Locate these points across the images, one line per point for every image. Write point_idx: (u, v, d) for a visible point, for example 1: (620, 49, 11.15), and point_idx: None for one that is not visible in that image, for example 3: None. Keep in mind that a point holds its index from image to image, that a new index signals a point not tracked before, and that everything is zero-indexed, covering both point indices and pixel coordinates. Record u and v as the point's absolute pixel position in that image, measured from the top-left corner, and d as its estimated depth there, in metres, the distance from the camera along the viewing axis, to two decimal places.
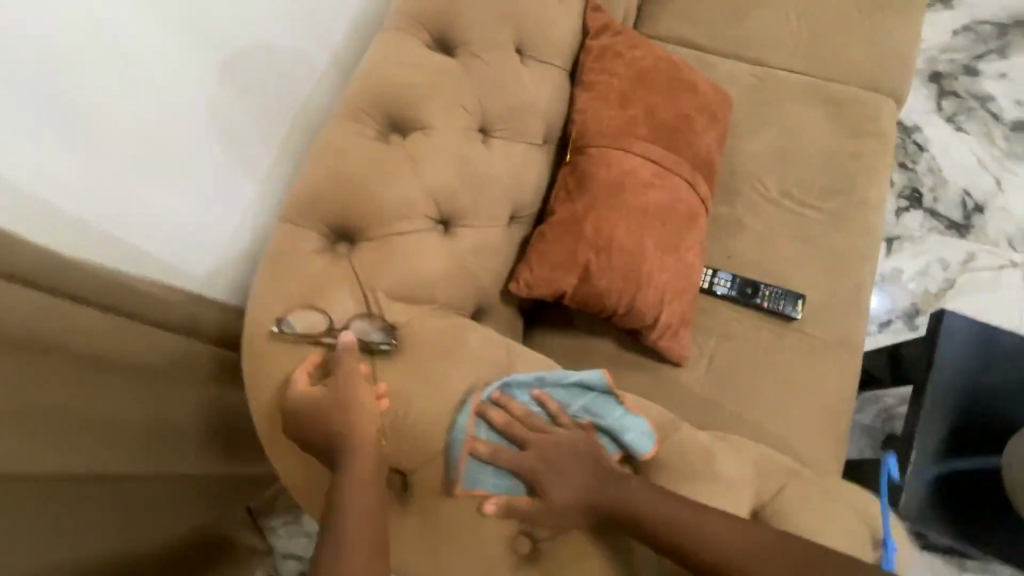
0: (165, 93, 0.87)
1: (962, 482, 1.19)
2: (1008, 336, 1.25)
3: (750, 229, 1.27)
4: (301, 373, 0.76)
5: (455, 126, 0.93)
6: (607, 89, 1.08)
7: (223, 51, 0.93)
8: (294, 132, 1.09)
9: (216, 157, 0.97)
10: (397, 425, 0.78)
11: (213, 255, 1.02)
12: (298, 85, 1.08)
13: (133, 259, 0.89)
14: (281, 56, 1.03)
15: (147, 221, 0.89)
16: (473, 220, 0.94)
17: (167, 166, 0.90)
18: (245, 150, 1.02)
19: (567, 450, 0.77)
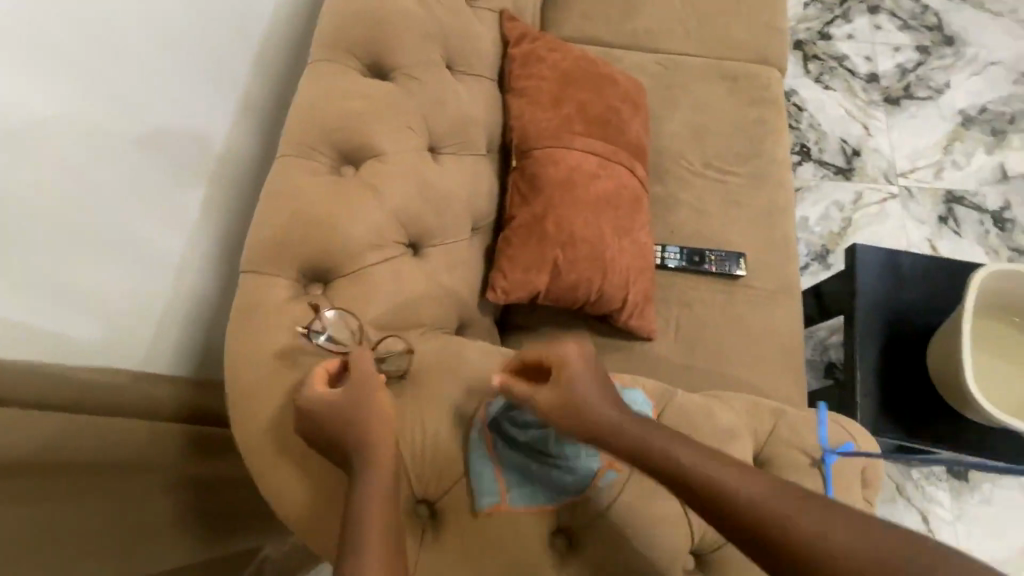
0: (57, 152, 0.77)
1: (904, 388, 1.34)
2: (910, 257, 1.44)
3: (685, 202, 1.37)
4: (319, 371, 0.74)
5: (406, 148, 0.93)
6: (538, 93, 1.13)
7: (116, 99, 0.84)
8: (203, 185, 1.03)
9: (121, 218, 0.87)
10: (413, 453, 0.78)
11: (125, 327, 0.92)
12: (199, 132, 1.00)
13: (37, 343, 0.78)
14: (179, 101, 0.95)
15: (56, 302, 0.80)
16: (441, 236, 0.94)
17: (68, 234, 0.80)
18: (151, 207, 0.93)
19: (592, 382, 0.75)
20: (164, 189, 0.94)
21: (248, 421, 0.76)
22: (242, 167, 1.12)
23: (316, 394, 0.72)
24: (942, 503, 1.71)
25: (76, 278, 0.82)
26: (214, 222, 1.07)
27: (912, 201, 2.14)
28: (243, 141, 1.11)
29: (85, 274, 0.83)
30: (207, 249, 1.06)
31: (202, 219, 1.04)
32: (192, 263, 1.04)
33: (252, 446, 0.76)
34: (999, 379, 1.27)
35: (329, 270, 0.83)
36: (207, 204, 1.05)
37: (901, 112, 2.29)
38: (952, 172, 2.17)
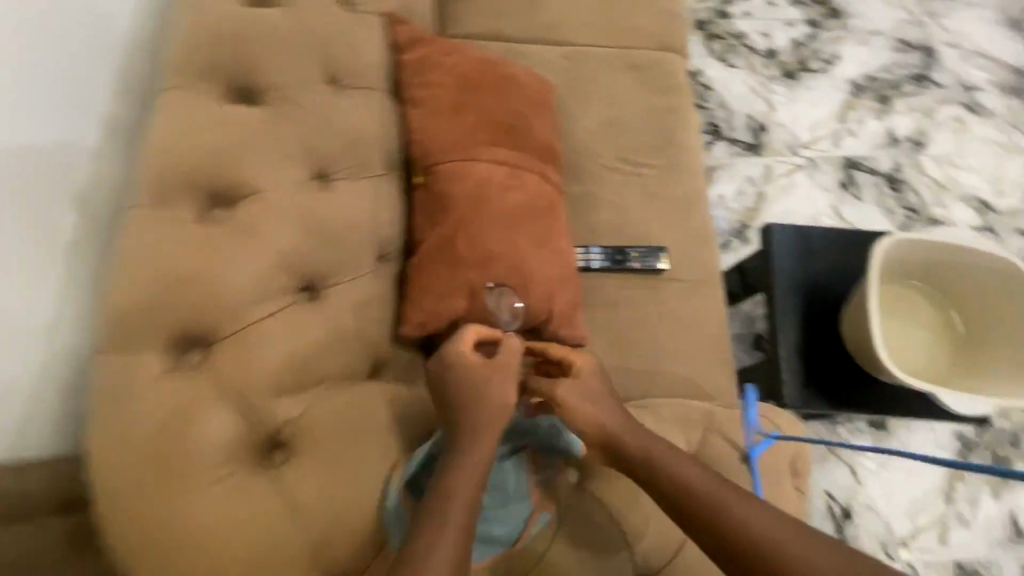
0: None
1: (822, 359, 1.41)
2: (819, 232, 1.50)
3: (603, 200, 1.35)
4: (470, 333, 0.85)
5: (287, 181, 0.83)
6: (436, 102, 1.05)
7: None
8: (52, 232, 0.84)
9: None
10: (329, 522, 0.71)
11: None
12: (43, 148, 0.86)
13: None
14: None
15: None
16: (339, 273, 0.86)
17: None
18: None
19: (597, 389, 0.90)
20: None
21: (119, 520, 0.64)
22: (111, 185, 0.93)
23: (463, 355, 0.82)
24: (866, 454, 1.83)
25: None
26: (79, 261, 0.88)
27: (816, 171, 2.25)
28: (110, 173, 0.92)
29: None
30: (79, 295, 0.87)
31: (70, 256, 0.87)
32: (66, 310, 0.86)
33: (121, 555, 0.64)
34: (908, 348, 1.33)
35: (209, 333, 0.73)
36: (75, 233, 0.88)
37: (799, 85, 2.39)
38: (848, 140, 2.30)
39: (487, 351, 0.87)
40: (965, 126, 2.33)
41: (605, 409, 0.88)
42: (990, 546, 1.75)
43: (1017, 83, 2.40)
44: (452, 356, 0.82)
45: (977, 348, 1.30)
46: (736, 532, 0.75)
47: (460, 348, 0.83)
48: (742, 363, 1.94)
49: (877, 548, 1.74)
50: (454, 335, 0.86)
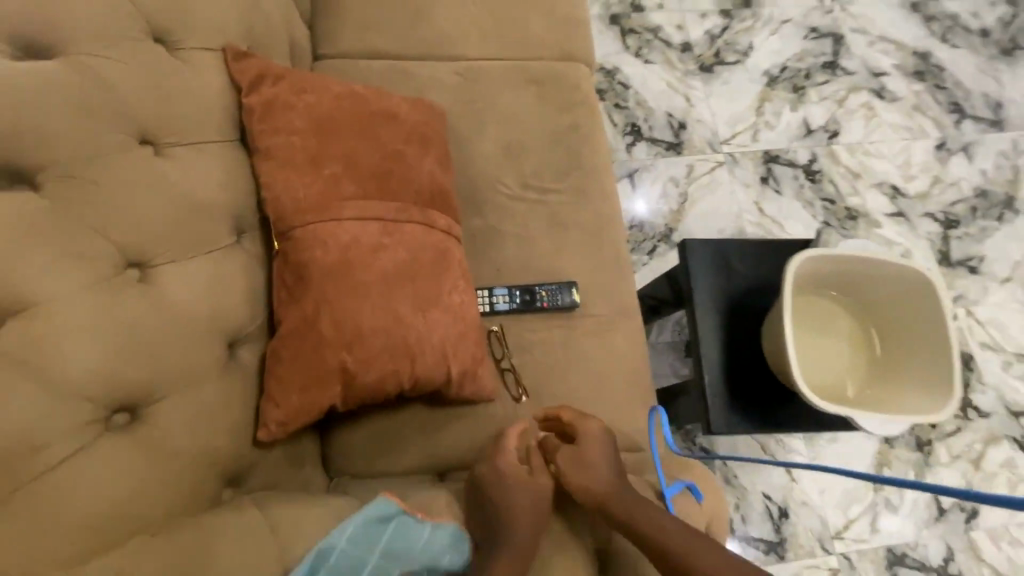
0: None
1: (747, 376, 1.37)
2: (735, 243, 1.45)
3: (506, 234, 1.25)
4: (490, 378, 1.10)
5: (82, 281, 0.67)
6: (289, 154, 0.91)
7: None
8: None
9: None
10: None
11: None
12: None
13: None
14: None
15: None
16: (167, 382, 0.72)
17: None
18: None
19: (597, 441, 0.94)
20: None
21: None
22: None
23: (486, 392, 1.08)
24: (799, 452, 1.84)
25: None
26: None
27: (736, 166, 2.22)
28: None
29: None
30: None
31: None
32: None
33: None
34: (830, 362, 1.30)
35: None
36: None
37: (715, 79, 2.35)
38: (766, 133, 2.29)
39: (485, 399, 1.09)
40: (874, 112, 2.37)
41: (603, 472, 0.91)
42: (917, 528, 1.81)
43: (920, 66, 2.45)
44: (484, 395, 1.08)
45: (893, 362, 1.26)
46: (655, 535, 0.84)
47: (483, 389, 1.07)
48: (676, 373, 1.91)
49: (813, 544, 1.77)
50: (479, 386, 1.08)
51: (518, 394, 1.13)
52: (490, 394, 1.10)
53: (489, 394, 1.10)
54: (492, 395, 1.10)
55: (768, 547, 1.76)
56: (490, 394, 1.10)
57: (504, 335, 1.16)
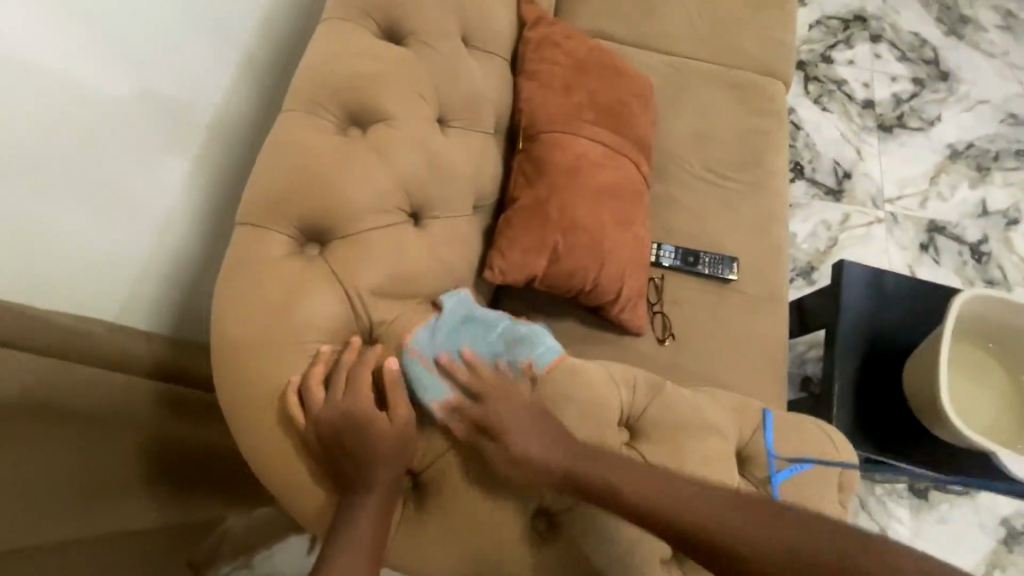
0: (54, 104, 0.83)
1: (877, 402, 1.37)
2: (894, 276, 1.47)
3: (683, 203, 1.37)
4: (642, 312, 1.21)
5: (415, 113, 0.90)
6: (550, 77, 1.12)
7: (155, 80, 0.99)
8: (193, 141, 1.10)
9: (111, 165, 0.94)
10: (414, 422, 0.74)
11: (101, 264, 0.98)
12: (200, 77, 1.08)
13: (24, 278, 0.86)
14: (163, 57, 0.99)
15: (37, 236, 0.86)
16: (444, 207, 0.92)
17: (73, 178, 0.89)
18: (137, 157, 0.99)
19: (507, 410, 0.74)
20: (146, 142, 1.00)
21: (223, 368, 0.73)
22: (244, 125, 1.21)
23: (638, 325, 1.20)
24: (902, 521, 1.75)
25: (67, 219, 0.90)
26: (210, 178, 1.17)
27: (895, 227, 2.19)
28: (244, 100, 1.19)
29: (74, 217, 0.91)
30: (200, 229, 1.17)
31: (195, 182, 1.13)
32: (187, 230, 1.15)
33: (235, 393, 0.73)
34: (981, 407, 1.28)
35: (328, 234, 0.81)
36: (212, 172, 1.17)
37: (892, 140, 2.34)
38: (936, 203, 2.23)
39: (633, 331, 1.22)
40: None
41: (529, 436, 0.73)
42: None
43: None
44: (633, 327, 1.21)
45: None
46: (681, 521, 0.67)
47: (636, 320, 1.20)
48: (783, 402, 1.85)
49: None
50: (634, 317, 1.20)
51: (662, 336, 1.24)
52: (639, 329, 1.22)
53: (638, 328, 1.22)
54: (641, 330, 1.22)
55: None
56: (639, 328, 1.22)
57: (662, 285, 1.28)
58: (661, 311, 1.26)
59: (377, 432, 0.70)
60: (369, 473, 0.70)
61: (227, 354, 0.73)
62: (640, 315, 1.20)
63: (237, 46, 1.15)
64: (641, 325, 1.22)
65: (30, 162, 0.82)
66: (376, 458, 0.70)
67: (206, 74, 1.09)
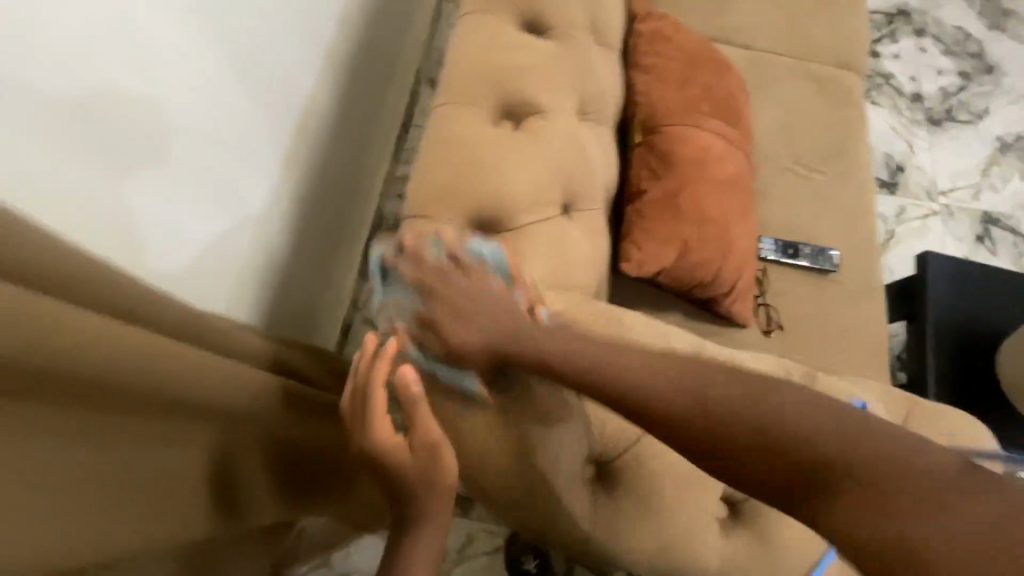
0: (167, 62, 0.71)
1: (972, 391, 1.38)
2: (980, 265, 1.48)
3: (776, 195, 1.38)
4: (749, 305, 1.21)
5: (562, 106, 0.90)
6: (666, 70, 1.12)
7: (248, 46, 0.89)
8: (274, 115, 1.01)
9: (216, 140, 0.83)
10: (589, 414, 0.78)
11: (207, 255, 0.87)
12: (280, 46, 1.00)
13: (146, 268, 0.73)
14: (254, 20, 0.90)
15: (155, 219, 0.73)
16: (589, 199, 0.92)
17: (196, 180, 0.80)
18: (234, 131, 0.88)
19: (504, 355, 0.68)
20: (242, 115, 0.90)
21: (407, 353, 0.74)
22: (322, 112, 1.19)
23: (746, 318, 1.21)
24: None
25: (179, 200, 0.77)
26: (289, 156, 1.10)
27: (950, 219, 2.20)
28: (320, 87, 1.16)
29: (187, 200, 0.79)
30: (285, 227, 1.14)
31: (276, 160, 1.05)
32: (274, 228, 1.10)
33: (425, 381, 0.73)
34: None
35: (496, 225, 0.81)
36: (297, 169, 1.13)
37: (942, 133, 2.36)
38: (988, 194, 2.25)
39: (739, 324, 1.22)
40: None
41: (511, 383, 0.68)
42: None
43: None
44: (740, 320, 1.21)
45: None
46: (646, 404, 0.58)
47: (744, 312, 1.20)
48: None
49: None
50: (742, 308, 1.19)
51: (768, 328, 1.25)
52: (746, 322, 1.22)
53: (745, 321, 1.22)
54: (747, 323, 1.23)
55: None
56: (746, 321, 1.22)
57: (764, 278, 1.28)
58: (764, 304, 1.27)
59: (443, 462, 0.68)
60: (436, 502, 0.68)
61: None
62: (748, 307, 1.21)
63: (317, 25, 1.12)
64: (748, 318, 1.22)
65: (157, 162, 0.72)
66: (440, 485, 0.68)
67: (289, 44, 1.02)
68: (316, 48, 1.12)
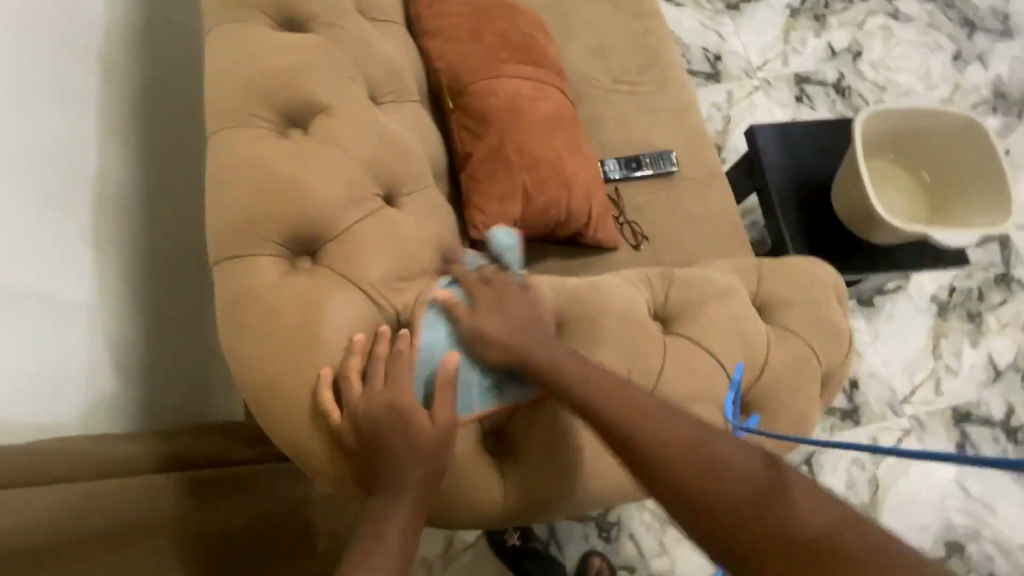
0: None
1: (821, 234, 1.53)
2: (798, 124, 1.62)
3: (607, 118, 1.43)
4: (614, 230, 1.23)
5: (349, 96, 0.85)
6: (455, 29, 1.09)
7: None
8: (47, 208, 0.89)
9: None
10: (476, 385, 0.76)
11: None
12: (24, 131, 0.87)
13: None
14: None
15: None
16: (411, 180, 0.89)
17: None
18: None
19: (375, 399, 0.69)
20: None
21: (262, 392, 0.71)
22: (126, 171, 1.03)
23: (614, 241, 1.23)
24: (861, 330, 1.90)
25: None
26: (103, 237, 0.97)
27: (771, 89, 2.41)
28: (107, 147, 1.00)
29: None
30: (140, 307, 1.02)
31: (80, 249, 0.93)
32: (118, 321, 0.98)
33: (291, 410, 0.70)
34: (903, 205, 1.45)
35: (318, 238, 0.77)
36: (128, 227, 1.02)
37: (743, 15, 2.54)
38: (795, 59, 2.47)
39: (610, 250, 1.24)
40: (892, 32, 2.55)
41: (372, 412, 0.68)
42: (978, 388, 1.88)
43: None
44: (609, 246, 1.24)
45: (950, 195, 1.43)
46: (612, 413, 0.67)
47: (609, 237, 1.22)
48: None
49: (885, 408, 1.82)
50: (605, 234, 1.21)
51: (637, 242, 1.31)
52: (615, 245, 1.25)
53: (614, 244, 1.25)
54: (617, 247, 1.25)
55: (842, 416, 1.80)
56: (615, 245, 1.25)
57: (618, 198, 1.34)
58: (627, 222, 1.32)
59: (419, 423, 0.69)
60: (397, 476, 0.67)
61: (264, 377, 0.70)
62: (612, 230, 1.23)
63: (86, 85, 0.98)
64: (613, 241, 1.24)
65: None
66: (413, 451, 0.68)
67: (42, 122, 0.90)
68: (82, 103, 0.97)
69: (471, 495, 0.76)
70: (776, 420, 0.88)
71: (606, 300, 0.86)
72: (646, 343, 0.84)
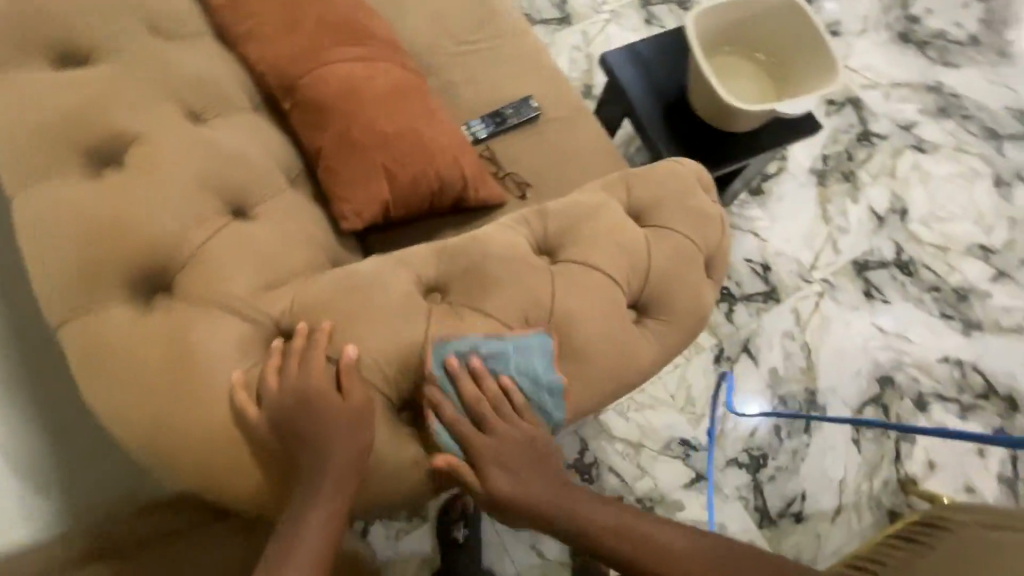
0: None
1: (692, 138, 1.61)
2: (645, 42, 1.68)
3: (461, 82, 1.43)
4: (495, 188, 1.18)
5: (163, 123, 0.82)
6: (268, 27, 1.04)
7: None
8: None
9: None
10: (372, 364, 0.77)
11: None
12: None
13: None
14: None
15: None
16: (257, 189, 0.85)
17: None
18: None
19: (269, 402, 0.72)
20: None
21: (155, 433, 0.71)
22: None
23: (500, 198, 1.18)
24: (758, 215, 2.00)
25: None
26: None
27: (621, 18, 2.48)
28: None
29: None
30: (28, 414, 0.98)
31: None
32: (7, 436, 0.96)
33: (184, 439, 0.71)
34: (750, 90, 1.55)
35: (168, 271, 0.75)
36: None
37: None
38: None
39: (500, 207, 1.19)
40: None
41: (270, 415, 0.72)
42: (869, 236, 2.01)
43: None
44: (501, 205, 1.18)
45: (786, 68, 1.54)
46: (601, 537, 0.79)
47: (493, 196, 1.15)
48: None
49: (798, 280, 1.93)
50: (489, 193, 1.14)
51: (522, 192, 1.33)
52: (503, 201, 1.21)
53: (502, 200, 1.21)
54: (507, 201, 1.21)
55: (764, 297, 1.90)
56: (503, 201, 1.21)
57: (492, 156, 1.36)
58: (507, 174, 1.35)
59: (335, 412, 0.72)
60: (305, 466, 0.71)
61: (153, 419, 0.70)
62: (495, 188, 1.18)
63: None
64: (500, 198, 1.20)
65: None
66: (330, 440, 0.71)
67: None
68: None
69: (395, 468, 0.78)
70: (674, 314, 0.94)
71: (486, 249, 0.87)
72: (534, 279, 0.86)
